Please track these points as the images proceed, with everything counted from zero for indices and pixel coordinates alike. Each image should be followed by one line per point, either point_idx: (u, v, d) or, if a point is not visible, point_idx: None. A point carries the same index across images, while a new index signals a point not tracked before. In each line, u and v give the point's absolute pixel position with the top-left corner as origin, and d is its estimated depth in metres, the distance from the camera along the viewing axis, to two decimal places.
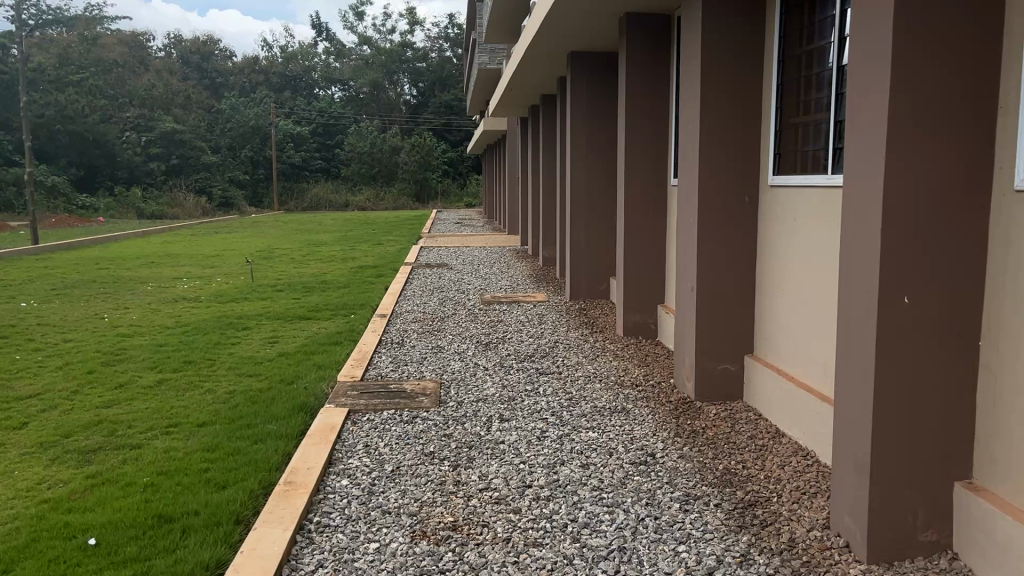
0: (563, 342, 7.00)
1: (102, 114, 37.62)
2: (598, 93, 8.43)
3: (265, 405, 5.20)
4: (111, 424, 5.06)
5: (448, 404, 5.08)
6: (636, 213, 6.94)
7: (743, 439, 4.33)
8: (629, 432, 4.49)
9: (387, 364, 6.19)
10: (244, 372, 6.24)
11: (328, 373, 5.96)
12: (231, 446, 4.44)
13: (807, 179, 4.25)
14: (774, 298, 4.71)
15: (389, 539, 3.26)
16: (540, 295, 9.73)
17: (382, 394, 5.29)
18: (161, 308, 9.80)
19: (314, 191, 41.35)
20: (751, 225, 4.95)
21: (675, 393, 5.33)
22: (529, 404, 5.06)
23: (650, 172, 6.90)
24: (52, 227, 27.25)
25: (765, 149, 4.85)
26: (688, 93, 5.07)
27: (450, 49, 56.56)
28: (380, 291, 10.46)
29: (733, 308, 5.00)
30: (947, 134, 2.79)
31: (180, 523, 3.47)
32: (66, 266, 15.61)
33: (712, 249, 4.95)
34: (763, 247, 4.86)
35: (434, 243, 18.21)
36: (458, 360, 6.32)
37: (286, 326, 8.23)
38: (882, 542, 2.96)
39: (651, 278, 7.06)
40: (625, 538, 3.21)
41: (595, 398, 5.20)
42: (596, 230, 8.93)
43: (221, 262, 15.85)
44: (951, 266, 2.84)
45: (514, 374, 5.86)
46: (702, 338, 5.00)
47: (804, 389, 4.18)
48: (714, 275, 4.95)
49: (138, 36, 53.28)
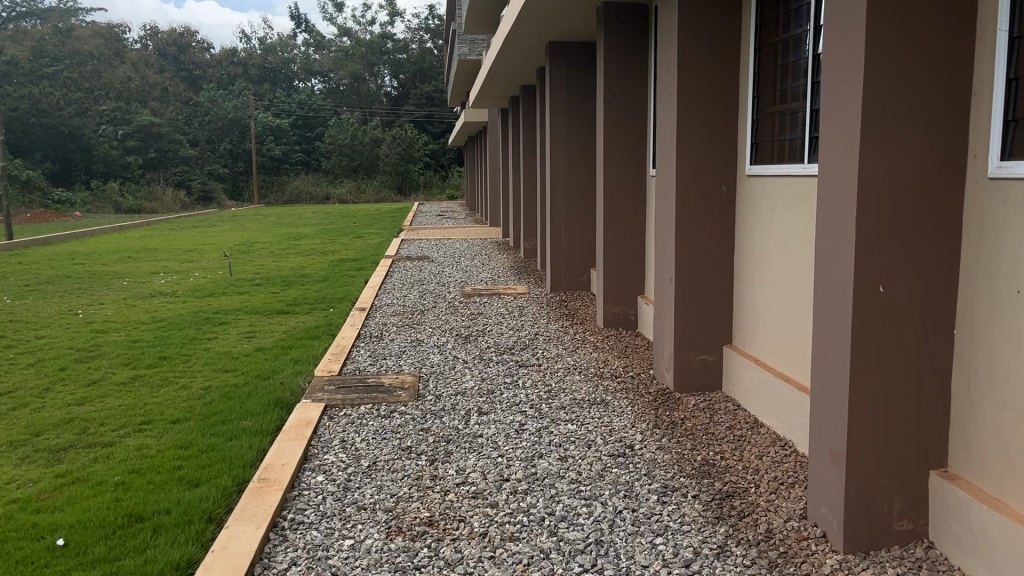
0: (543, 334, 6.97)
1: (78, 108, 37.15)
2: (577, 83, 8.40)
3: (240, 400, 5.13)
4: (82, 422, 4.97)
5: (426, 398, 5.04)
6: (614, 204, 6.92)
7: (722, 430, 4.31)
8: (607, 424, 4.47)
9: (365, 357, 6.14)
10: (219, 367, 6.16)
11: (305, 367, 5.90)
12: (204, 443, 4.37)
13: (785, 168, 4.24)
14: (752, 288, 4.70)
15: (364, 536, 3.22)
16: (520, 287, 9.70)
17: (360, 388, 5.24)
18: (137, 303, 9.68)
19: (295, 184, 41.05)
20: (729, 215, 4.94)
21: (654, 384, 5.31)
22: (507, 397, 5.02)
23: (629, 162, 6.88)
24: (28, 222, 26.86)
25: (742, 139, 4.83)
26: (665, 83, 5.05)
27: (430, 40, 56.33)
28: (360, 284, 10.38)
29: (712, 299, 4.98)
30: (920, 124, 2.78)
31: (151, 522, 3.41)
32: (39, 261, 15.36)
33: (690, 240, 4.93)
34: (741, 237, 4.84)
35: (415, 235, 18.13)
36: (437, 353, 6.28)
37: (263, 321, 8.15)
38: (858, 532, 2.95)
39: (631, 269, 7.04)
40: (602, 531, 3.19)
41: (574, 390, 5.18)
42: (576, 221, 8.90)
43: (199, 256, 15.69)
44: (926, 254, 2.83)
45: (492, 366, 5.83)
46: (680, 329, 4.98)
47: (782, 379, 4.17)
48: (692, 266, 4.94)
49: (114, 28, 52.66)
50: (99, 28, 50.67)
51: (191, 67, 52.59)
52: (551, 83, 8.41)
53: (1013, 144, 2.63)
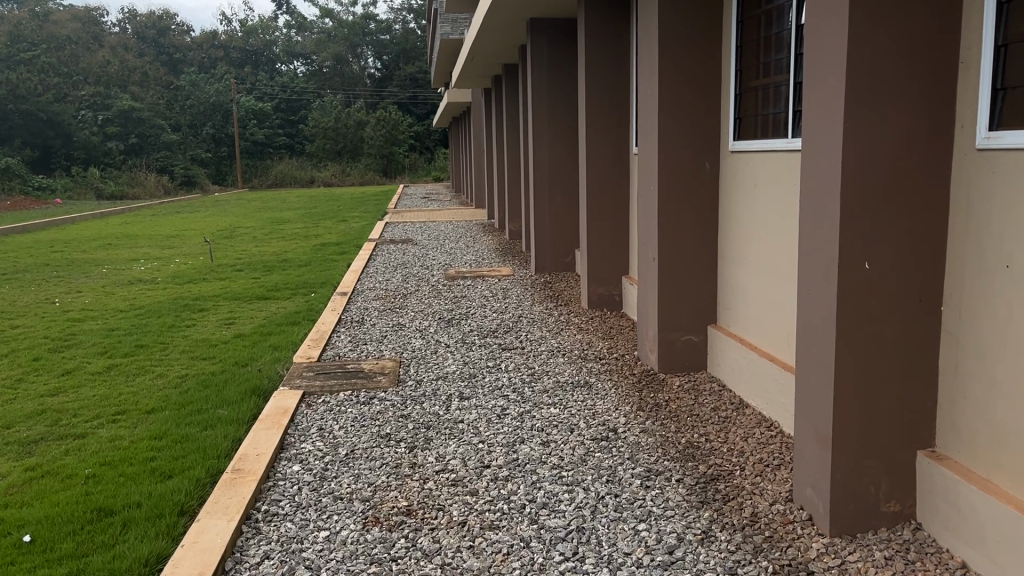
0: (527, 316, 6.88)
1: (58, 93, 36.62)
2: (559, 61, 8.28)
3: (217, 389, 5.02)
4: (54, 413, 4.85)
5: (407, 383, 4.95)
6: (599, 183, 6.82)
7: (706, 411, 4.24)
8: (591, 407, 4.39)
9: (346, 343, 6.04)
10: (197, 355, 6.05)
11: (284, 354, 5.78)
12: (179, 433, 4.26)
13: (769, 143, 4.15)
14: (737, 266, 4.62)
15: (340, 527, 3.13)
16: (505, 269, 9.60)
17: (339, 374, 5.15)
18: (116, 291, 9.51)
19: (279, 168, 40.68)
20: (713, 192, 4.85)
21: (639, 364, 5.23)
22: (490, 381, 4.95)
23: (612, 140, 6.77)
24: (8, 210, 26.45)
25: (725, 114, 4.74)
26: (646, 57, 4.94)
27: (413, 21, 55.80)
28: (343, 268, 10.25)
29: (695, 279, 4.90)
30: (905, 94, 2.68)
31: (121, 515, 3.31)
32: (18, 250, 15.08)
33: (674, 218, 4.84)
34: (725, 215, 4.76)
35: (400, 218, 17.98)
36: (419, 337, 6.19)
37: (244, 307, 8.03)
38: (844, 514, 2.89)
39: (614, 249, 6.96)
40: (584, 518, 3.12)
41: (557, 372, 5.10)
42: (560, 202, 8.79)
43: (181, 243, 15.47)
44: (912, 229, 2.74)
45: (475, 350, 5.74)
46: (664, 309, 4.90)
47: (767, 359, 4.10)
48: (674, 245, 4.86)
49: (91, 11, 51.90)
50: (77, 13, 49.88)
51: (172, 51, 51.86)
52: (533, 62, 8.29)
53: (1002, 114, 2.54)
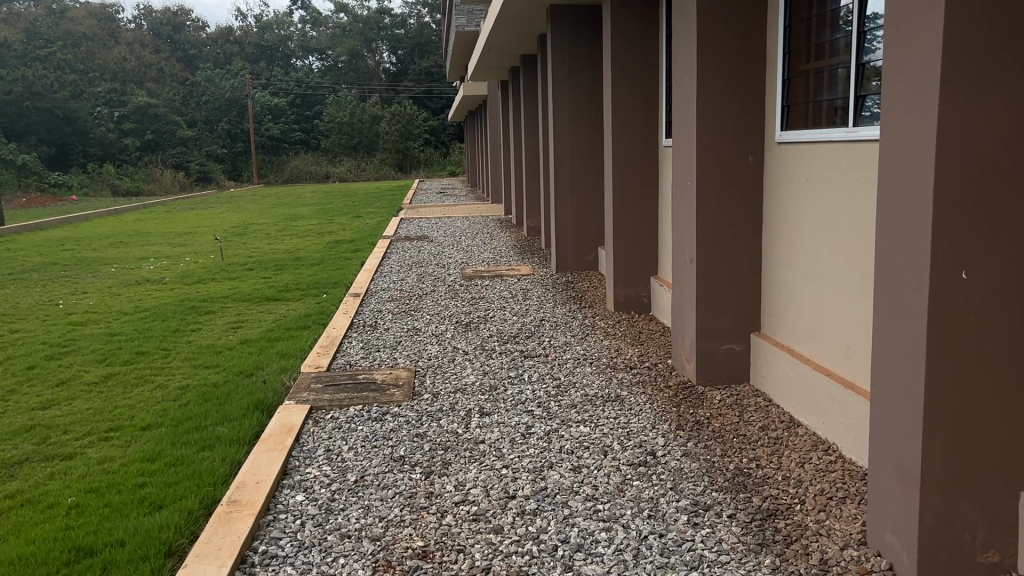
0: (550, 319, 6.47)
1: (73, 90, 36.59)
2: (581, 49, 7.85)
3: (218, 403, 4.65)
4: (43, 430, 4.51)
5: (422, 397, 4.55)
6: (626, 177, 6.41)
7: (754, 432, 3.82)
8: (625, 425, 3.99)
9: (358, 350, 5.65)
10: (200, 363, 5.69)
11: (291, 362, 5.41)
12: (174, 454, 3.89)
13: (824, 134, 3.71)
14: (787, 269, 4.19)
15: (347, 573, 2.75)
16: (524, 268, 9.18)
17: (349, 386, 4.76)
18: (122, 291, 9.20)
19: (294, 164, 40.47)
20: (757, 188, 4.41)
21: (674, 375, 4.81)
22: (512, 394, 4.54)
23: (640, 132, 6.35)
24: (23, 207, 26.36)
25: (770, 102, 4.31)
26: (683, 40, 4.51)
27: (428, 15, 55.37)
28: (356, 267, 9.88)
29: (738, 283, 4.48)
30: (1011, 71, 2.24)
31: (102, 556, 2.94)
32: (28, 248, 14.86)
33: (714, 216, 4.41)
34: (772, 213, 4.33)
35: (415, 214, 17.60)
36: (435, 344, 5.79)
37: (252, 309, 7.67)
38: (934, 566, 2.47)
39: (643, 247, 6.52)
40: (626, 564, 2.72)
41: (586, 384, 4.69)
42: (582, 197, 8.36)
43: (193, 240, 15.18)
44: (1017, 233, 2.31)
45: (496, 358, 5.34)
46: (703, 315, 4.48)
47: (825, 374, 3.67)
48: (714, 245, 4.43)
49: (107, 8, 52.01)
50: (92, 9, 50.04)
51: (187, 46, 51.80)
52: (554, 51, 7.86)
53: None
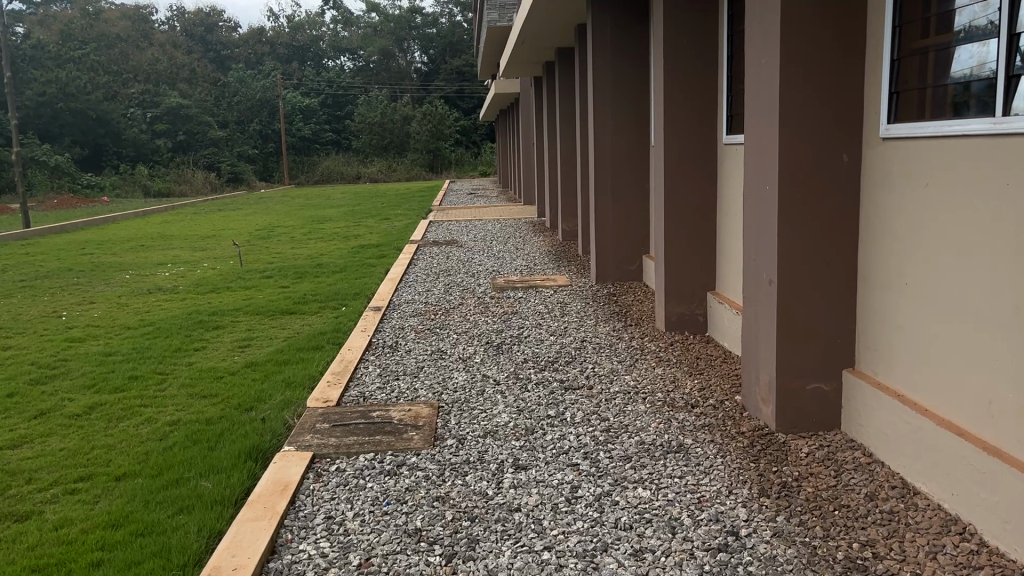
0: (592, 341, 5.70)
1: (106, 91, 36.59)
2: (626, 37, 7.10)
3: (208, 447, 3.97)
4: (5, 477, 3.86)
5: (446, 443, 3.82)
6: (679, 179, 5.62)
7: (860, 502, 3.05)
8: (694, 490, 3.23)
9: (373, 378, 4.94)
10: (197, 392, 5.02)
11: (298, 393, 4.72)
12: (145, 519, 3.21)
13: (957, 126, 2.92)
14: (897, 296, 3.39)
15: None
16: (561, 278, 8.40)
17: (361, 427, 4.05)
18: (130, 302, 8.61)
19: (325, 164, 40.12)
20: (853, 194, 3.61)
21: (746, 417, 4.03)
22: (553, 441, 3.80)
23: (695, 129, 5.58)
24: (53, 209, 26.14)
25: (873, 88, 3.49)
26: (760, 15, 3.74)
27: (459, 14, 54.89)
28: (379, 276, 9.22)
29: (828, 310, 3.69)
30: None
31: None
32: (46, 252, 14.41)
33: (798, 227, 3.64)
34: (875, 224, 3.53)
35: (445, 217, 16.94)
36: (462, 371, 5.06)
37: (264, 324, 7.02)
38: None
39: (699, 259, 5.71)
40: None
41: (641, 429, 3.92)
42: (625, 201, 7.59)
43: (215, 244, 14.60)
44: None
45: (532, 391, 4.59)
46: (783, 348, 3.70)
47: (957, 435, 2.88)
48: (799, 264, 3.66)
49: (141, 9, 52.31)
50: (127, 12, 50.35)
51: (219, 47, 51.86)
52: (595, 41, 7.12)
53: None
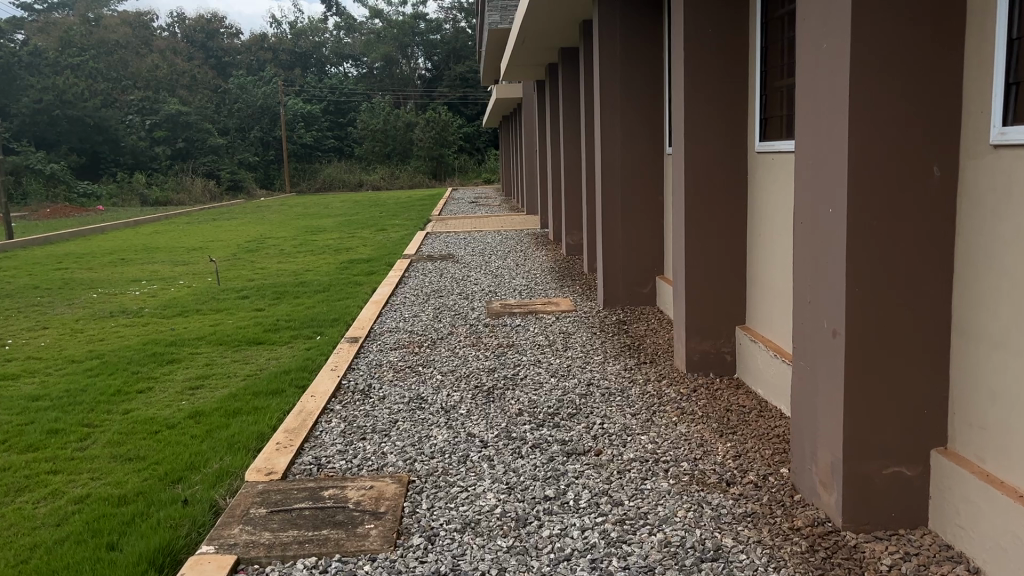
0: (599, 385, 4.81)
1: (104, 98, 35.90)
2: (637, 39, 6.31)
3: (110, 542, 3.09)
4: None
5: (412, 540, 2.95)
6: (703, 195, 4.74)
7: None
8: None
9: (335, 437, 4.07)
10: (120, 454, 4.14)
11: (238, 459, 3.84)
12: None
13: None
14: (1012, 358, 2.50)
15: None
16: (564, 301, 7.51)
17: (308, 513, 3.18)
18: (86, 328, 7.72)
19: (327, 171, 39.37)
20: (946, 222, 2.73)
21: (800, 505, 3.13)
22: (551, 540, 2.91)
23: (722, 137, 4.72)
24: (45, 218, 25.29)
25: (975, 79, 2.62)
26: None
27: (464, 20, 54.11)
28: (364, 297, 8.36)
29: (913, 371, 2.79)
30: None
31: None
32: (19, 267, 13.52)
33: (874, 264, 2.75)
34: (978, 261, 2.64)
35: (443, 227, 16.11)
36: (442, 427, 4.17)
37: (225, 358, 6.15)
38: None
39: (726, 289, 4.83)
40: None
41: (663, 521, 3.03)
42: (635, 218, 6.71)
43: (198, 259, 13.71)
44: None
45: (527, 458, 3.70)
46: (851, 421, 2.82)
47: None
48: (874, 311, 2.77)
49: (141, 16, 51.70)
50: (127, 18, 49.73)
51: (220, 53, 51.13)
52: (602, 40, 6.30)
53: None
